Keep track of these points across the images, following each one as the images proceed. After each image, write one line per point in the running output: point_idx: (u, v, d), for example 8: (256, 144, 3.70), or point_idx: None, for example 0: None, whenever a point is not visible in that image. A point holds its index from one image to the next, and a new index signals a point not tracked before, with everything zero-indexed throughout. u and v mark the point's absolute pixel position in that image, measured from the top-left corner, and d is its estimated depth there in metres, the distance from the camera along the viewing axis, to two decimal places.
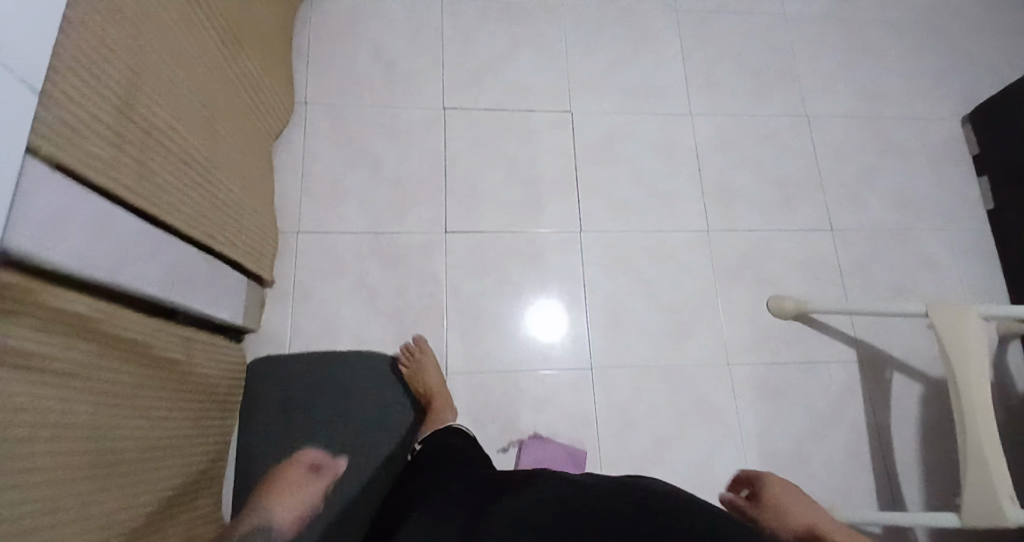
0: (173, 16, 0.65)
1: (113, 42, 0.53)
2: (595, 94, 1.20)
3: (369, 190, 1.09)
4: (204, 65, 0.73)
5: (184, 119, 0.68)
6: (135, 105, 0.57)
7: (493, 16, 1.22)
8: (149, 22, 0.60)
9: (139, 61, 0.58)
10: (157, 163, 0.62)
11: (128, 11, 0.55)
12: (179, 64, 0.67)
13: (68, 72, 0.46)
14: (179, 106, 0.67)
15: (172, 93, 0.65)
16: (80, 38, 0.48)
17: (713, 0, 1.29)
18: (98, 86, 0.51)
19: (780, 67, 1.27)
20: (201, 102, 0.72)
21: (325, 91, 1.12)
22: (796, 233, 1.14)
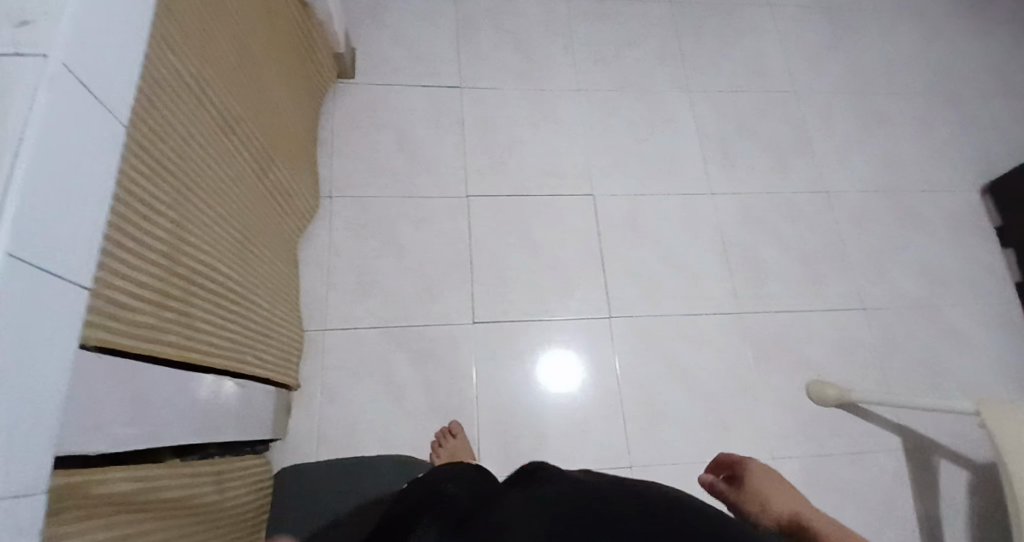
0: (211, 151, 0.65)
1: (160, 202, 0.53)
2: (617, 175, 1.21)
3: (394, 280, 1.06)
4: (239, 189, 0.74)
5: (222, 251, 0.68)
6: (178, 256, 0.57)
7: (513, 102, 1.24)
8: (192, 168, 0.60)
9: (183, 210, 0.58)
10: (197, 306, 0.61)
11: (173, 166, 0.56)
12: (218, 198, 0.67)
13: (115, 245, 0.45)
14: (217, 239, 0.66)
15: (211, 228, 0.65)
16: (127, 207, 0.47)
17: (727, 79, 1.32)
18: (143, 249, 0.50)
19: (798, 142, 1.28)
20: (237, 227, 0.72)
21: (349, 182, 1.11)
22: (826, 313, 1.13)
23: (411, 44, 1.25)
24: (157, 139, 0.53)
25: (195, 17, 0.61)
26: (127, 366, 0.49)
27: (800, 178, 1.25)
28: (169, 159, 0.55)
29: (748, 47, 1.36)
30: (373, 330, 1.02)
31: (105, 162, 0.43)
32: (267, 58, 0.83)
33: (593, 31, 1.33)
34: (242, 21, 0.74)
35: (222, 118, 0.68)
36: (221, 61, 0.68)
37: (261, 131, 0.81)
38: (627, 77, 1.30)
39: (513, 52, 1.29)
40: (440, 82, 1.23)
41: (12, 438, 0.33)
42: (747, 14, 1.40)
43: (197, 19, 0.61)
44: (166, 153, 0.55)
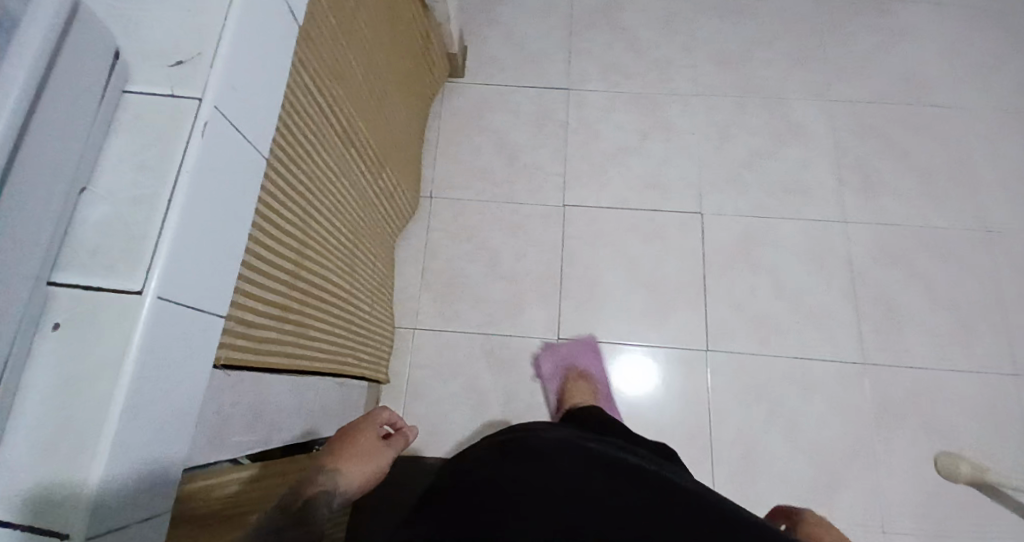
0: (333, 166, 0.68)
1: (288, 222, 0.56)
2: (730, 192, 1.11)
3: (484, 288, 1.06)
4: (353, 199, 0.77)
5: (334, 262, 0.71)
6: (299, 271, 0.60)
7: (622, 108, 1.18)
8: (316, 185, 0.63)
9: (305, 227, 0.61)
10: (310, 316, 0.64)
11: (301, 187, 0.59)
12: (334, 211, 0.70)
13: (249, 269, 0.49)
14: (331, 249, 0.70)
15: (327, 239, 0.68)
16: (261, 230, 0.50)
17: (872, 89, 1.16)
18: (271, 268, 0.53)
19: (955, 167, 1.10)
20: (348, 236, 0.76)
21: (449, 185, 1.12)
22: (971, 373, 0.98)
23: (522, 43, 1.23)
24: (291, 162, 0.56)
25: (330, 37, 0.63)
26: (252, 378, 0.52)
27: (952, 210, 1.07)
28: (299, 179, 0.58)
29: (903, 52, 1.18)
30: (460, 336, 1.03)
31: (247, 193, 0.45)
32: (389, 67, 0.85)
33: (717, 29, 1.22)
34: (370, 36, 0.76)
35: (344, 133, 0.71)
36: (347, 78, 0.70)
37: (377, 140, 0.84)
38: (752, 82, 1.18)
39: (626, 52, 1.22)
40: (547, 83, 1.20)
41: (153, 458, 0.36)
42: (905, 14, 1.21)
43: (331, 39, 0.63)
44: (297, 174, 0.58)
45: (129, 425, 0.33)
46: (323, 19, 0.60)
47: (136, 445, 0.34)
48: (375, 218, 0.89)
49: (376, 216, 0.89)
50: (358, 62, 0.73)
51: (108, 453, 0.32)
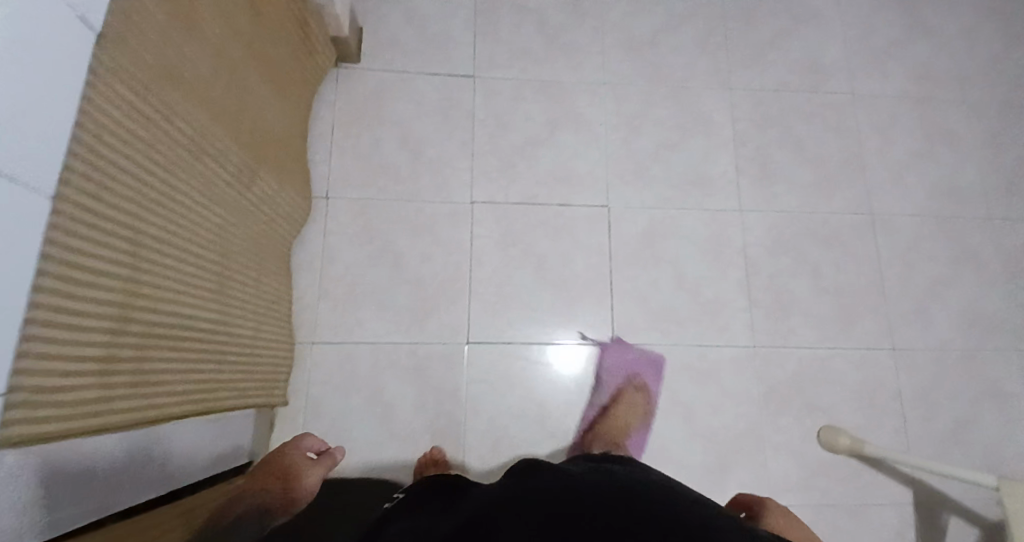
0: (182, 179, 0.60)
1: (113, 257, 0.48)
2: (636, 185, 1.11)
3: (389, 293, 1.02)
4: (217, 213, 0.69)
5: (189, 287, 0.63)
6: (133, 309, 0.52)
7: (529, 96, 1.14)
8: (155, 205, 0.55)
9: (140, 257, 0.53)
10: (157, 354, 0.57)
11: (129, 213, 0.50)
12: (188, 229, 0.62)
13: (49, 323, 0.40)
14: (185, 278, 0.62)
15: (179, 267, 0.60)
16: (72, 274, 0.42)
17: (774, 77, 1.16)
18: (90, 316, 0.45)
19: (847, 155, 1.14)
20: (211, 257, 0.68)
21: (347, 182, 1.06)
22: (854, 354, 1.04)
23: (423, 24, 1.14)
24: (115, 189, 0.48)
25: (162, 34, 0.54)
26: (71, 443, 0.45)
27: (844, 199, 1.11)
28: (128, 204, 0.50)
29: (805, 39, 1.20)
30: (361, 347, 0.99)
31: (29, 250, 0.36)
32: (252, 58, 0.76)
33: (627, 12, 1.19)
34: (221, 25, 0.66)
35: (195, 142, 0.62)
36: (194, 77, 0.61)
37: (243, 140, 0.75)
38: (660, 69, 1.16)
39: (534, 36, 1.16)
40: (452, 70, 1.13)
41: None
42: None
43: (163, 34, 0.54)
44: (123, 199, 0.49)
45: None
46: (148, 12, 0.51)
47: None
48: (254, 228, 0.81)
49: (253, 225, 0.81)
50: (208, 56, 0.64)
51: None
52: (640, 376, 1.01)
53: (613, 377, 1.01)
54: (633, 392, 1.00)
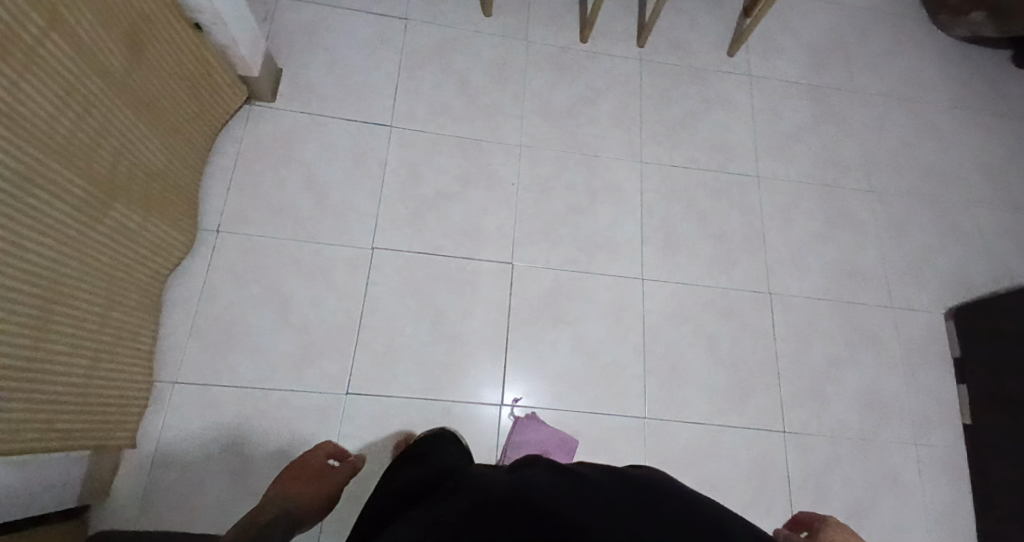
0: (10, 200, 0.56)
1: None
2: (542, 244, 1.11)
3: (268, 338, 0.98)
4: (52, 247, 0.65)
5: (10, 315, 0.58)
6: None
7: (446, 151, 1.15)
8: None
9: None
10: None
11: None
12: (14, 255, 0.58)
13: None
14: (8, 318, 0.58)
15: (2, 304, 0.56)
16: None
17: (682, 154, 1.21)
18: None
19: (749, 233, 1.17)
20: (40, 296, 0.63)
21: (243, 219, 1.03)
22: (746, 432, 1.03)
23: (346, 73, 1.16)
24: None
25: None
26: None
27: (742, 274, 1.13)
28: None
29: (715, 120, 1.25)
30: (229, 393, 0.94)
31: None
32: (124, 93, 0.75)
33: (548, 81, 1.23)
34: (77, 61, 0.65)
35: (26, 174, 0.59)
36: (32, 112, 0.58)
37: (100, 176, 0.73)
38: (575, 136, 1.20)
39: (456, 95, 1.19)
40: (369, 118, 1.14)
41: None
42: (722, 83, 1.28)
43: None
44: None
45: None
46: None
47: None
48: (102, 265, 0.76)
49: (103, 261, 0.76)
50: (57, 84, 0.62)
51: None
52: (547, 455, 0.96)
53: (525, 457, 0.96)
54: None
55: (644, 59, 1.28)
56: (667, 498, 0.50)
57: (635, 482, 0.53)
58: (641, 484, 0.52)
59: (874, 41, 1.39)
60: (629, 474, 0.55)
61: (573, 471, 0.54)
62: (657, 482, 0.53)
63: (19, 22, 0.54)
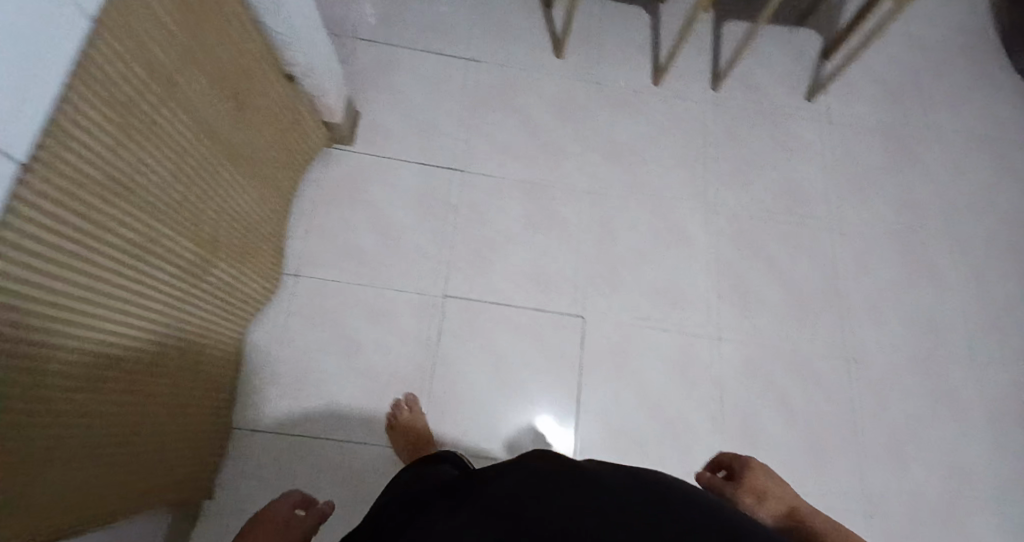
0: (116, 273, 0.56)
1: (28, 355, 0.44)
2: (611, 295, 1.07)
3: (338, 385, 0.98)
4: (146, 318, 0.64)
5: (110, 382, 0.59)
6: (51, 406, 0.48)
7: (509, 192, 1.10)
8: (82, 300, 0.52)
9: (57, 352, 0.49)
10: (65, 456, 0.52)
11: (53, 311, 0.47)
12: (114, 325, 0.58)
13: None
14: (101, 397, 0.57)
15: (102, 376, 0.57)
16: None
17: (758, 203, 1.16)
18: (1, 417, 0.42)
19: (828, 289, 1.12)
20: (134, 368, 0.63)
21: (315, 262, 1.03)
22: (828, 506, 0.97)
23: (409, 109, 1.12)
24: (19, 318, 0.43)
25: (112, 151, 0.51)
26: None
27: (820, 333, 1.08)
28: (50, 304, 0.47)
29: (793, 168, 1.20)
30: (305, 442, 0.95)
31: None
32: (229, 154, 0.76)
33: (619, 124, 1.17)
34: (191, 133, 0.65)
35: (136, 247, 0.59)
36: (147, 189, 0.59)
37: (206, 236, 0.74)
38: (644, 183, 1.14)
39: (521, 135, 1.14)
40: (438, 159, 1.11)
41: None
42: (800, 128, 1.23)
43: (114, 153, 0.52)
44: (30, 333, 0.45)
45: None
46: (99, 135, 0.49)
47: None
48: (193, 322, 0.76)
49: (195, 318, 0.77)
50: (173, 154, 0.62)
51: None
52: None
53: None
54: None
55: (719, 103, 1.22)
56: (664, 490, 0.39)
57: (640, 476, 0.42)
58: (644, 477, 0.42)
59: (958, 86, 1.33)
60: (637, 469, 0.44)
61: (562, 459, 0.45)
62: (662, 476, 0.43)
63: (136, 101, 0.53)
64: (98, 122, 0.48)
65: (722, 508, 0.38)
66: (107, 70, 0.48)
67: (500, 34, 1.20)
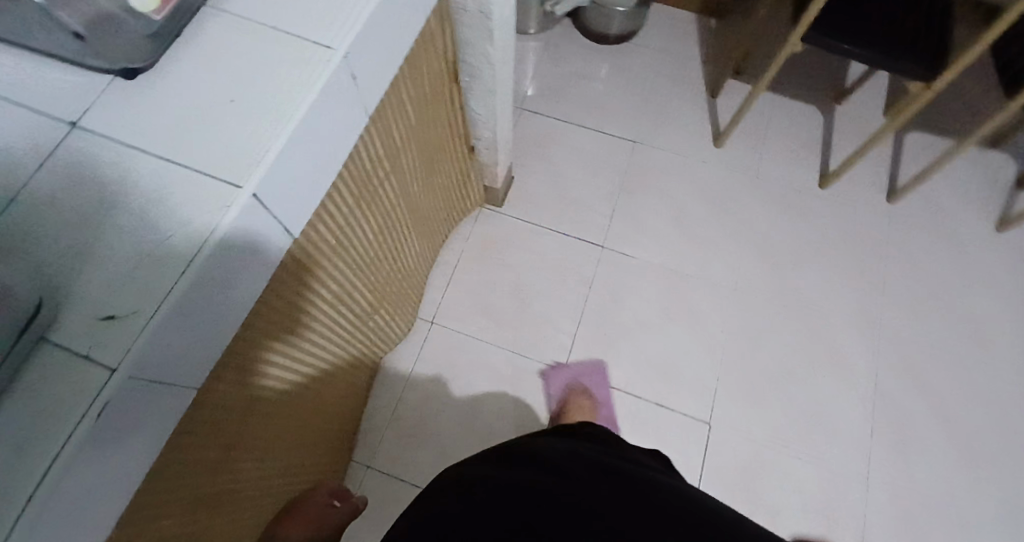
0: (318, 313, 0.64)
1: (242, 374, 0.51)
2: (744, 406, 1.02)
3: (453, 441, 0.99)
4: (281, 289, 0.51)
5: (287, 402, 0.65)
6: (244, 418, 0.55)
7: (653, 280, 1.11)
8: (290, 333, 0.59)
9: (262, 374, 0.56)
10: (244, 463, 0.58)
11: (270, 341, 0.55)
12: (303, 355, 0.65)
13: (188, 432, 0.45)
14: (278, 414, 0.64)
15: (282, 398, 0.64)
16: (214, 390, 0.47)
17: (925, 336, 1.06)
18: (210, 424, 0.48)
19: (1003, 450, 0.98)
20: (303, 394, 0.69)
21: (454, 314, 1.08)
22: None
23: (568, 186, 1.19)
24: (245, 348, 0.50)
25: (344, 214, 0.57)
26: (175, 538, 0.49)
27: (990, 501, 0.95)
28: (268, 335, 0.54)
29: (970, 304, 1.09)
30: (413, 491, 0.96)
31: (163, 418, 0.38)
32: (416, 214, 0.83)
33: (774, 223, 1.15)
34: (399, 199, 0.72)
35: (337, 294, 0.66)
36: (359, 246, 0.66)
37: (381, 283, 0.81)
38: (794, 291, 1.10)
39: (670, 223, 1.16)
40: (584, 234, 1.15)
41: None
42: (982, 261, 1.12)
43: (347, 218, 0.58)
44: (248, 354, 0.51)
45: (96, 501, 0.33)
46: (342, 204, 0.55)
47: (92, 503, 0.33)
48: (328, 297, 0.64)
49: (338, 323, 0.72)
50: (383, 215, 0.69)
51: (100, 502, 0.34)
52: None
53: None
54: (576, 388, 1.00)
55: (886, 217, 1.16)
56: (630, 489, 0.51)
57: (616, 475, 0.53)
58: (618, 477, 0.53)
59: None
60: (610, 467, 0.55)
61: (544, 456, 0.55)
62: (630, 475, 0.54)
63: (373, 173, 0.60)
64: (342, 193, 0.54)
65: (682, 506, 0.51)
66: (362, 153, 0.54)
67: (667, 122, 1.24)
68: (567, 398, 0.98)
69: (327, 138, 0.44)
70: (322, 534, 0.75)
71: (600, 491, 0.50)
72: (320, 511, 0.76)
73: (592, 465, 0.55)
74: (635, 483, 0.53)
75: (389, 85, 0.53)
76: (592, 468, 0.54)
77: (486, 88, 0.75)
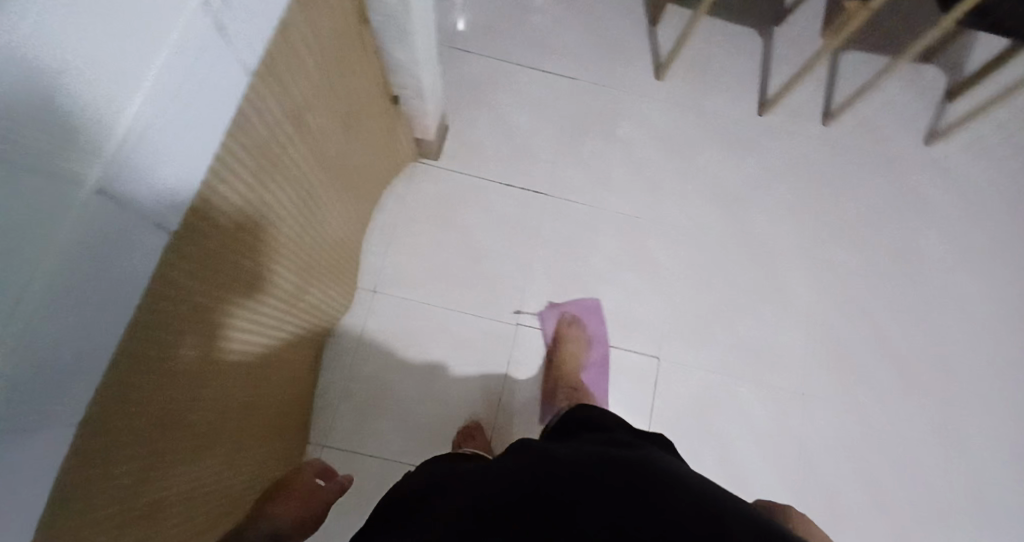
0: (249, 292, 0.57)
1: (186, 351, 0.44)
2: (696, 342, 1.04)
3: (414, 409, 0.97)
4: (216, 261, 0.46)
5: (237, 378, 0.60)
6: (196, 397, 0.49)
7: (602, 226, 1.08)
8: (228, 311, 0.52)
9: (209, 350, 0.50)
10: (200, 446, 0.52)
11: (210, 317, 0.48)
12: (245, 332, 0.59)
13: (129, 422, 0.37)
14: (229, 394, 0.58)
15: (230, 378, 0.57)
16: (155, 370, 0.39)
17: (861, 258, 1.10)
18: (158, 406, 0.41)
19: (927, 356, 1.07)
20: (252, 370, 0.64)
21: (399, 280, 1.02)
22: None
23: (509, 133, 1.11)
24: (182, 327, 0.43)
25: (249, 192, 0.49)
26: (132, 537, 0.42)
27: (915, 402, 1.04)
28: (205, 312, 0.47)
29: (902, 222, 1.13)
30: (376, 463, 0.94)
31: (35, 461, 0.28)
32: (343, 170, 0.76)
33: (719, 158, 1.13)
34: (314, 164, 0.64)
35: (264, 272, 0.59)
36: (274, 224, 0.58)
37: (315, 245, 0.74)
38: (741, 224, 1.10)
39: (617, 166, 1.12)
40: (530, 183, 1.09)
41: None
42: (912, 179, 1.16)
43: (253, 195, 0.50)
44: (190, 324, 0.44)
45: None
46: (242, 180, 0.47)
47: None
48: (257, 274, 0.58)
49: (276, 294, 0.66)
50: (298, 183, 0.61)
51: None
52: None
53: (600, 379, 1.00)
54: (572, 322, 1.00)
55: (825, 142, 1.16)
56: (630, 475, 0.43)
57: (614, 460, 0.45)
58: (616, 461, 0.45)
59: None
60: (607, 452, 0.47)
61: (535, 448, 0.48)
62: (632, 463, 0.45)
63: (276, 140, 0.51)
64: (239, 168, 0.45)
65: (693, 492, 0.41)
66: (257, 119, 0.45)
67: (607, 55, 1.17)
68: (563, 335, 0.99)
69: (202, 90, 0.34)
70: (312, 514, 0.74)
71: (591, 483, 0.42)
72: (314, 494, 0.76)
73: (586, 455, 0.46)
74: (633, 468, 0.44)
75: (277, 34, 0.44)
76: (585, 458, 0.46)
77: (402, 29, 0.65)
